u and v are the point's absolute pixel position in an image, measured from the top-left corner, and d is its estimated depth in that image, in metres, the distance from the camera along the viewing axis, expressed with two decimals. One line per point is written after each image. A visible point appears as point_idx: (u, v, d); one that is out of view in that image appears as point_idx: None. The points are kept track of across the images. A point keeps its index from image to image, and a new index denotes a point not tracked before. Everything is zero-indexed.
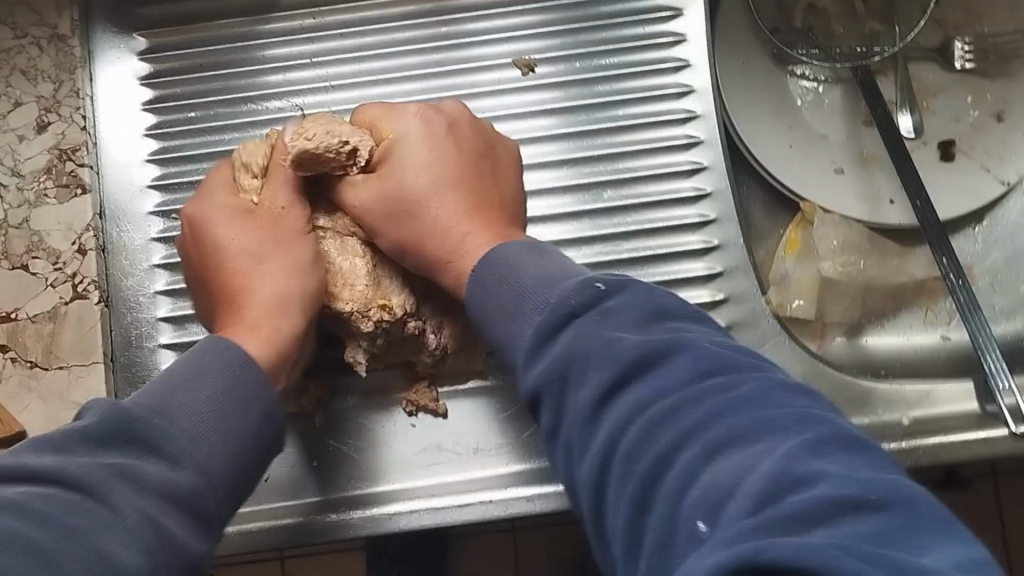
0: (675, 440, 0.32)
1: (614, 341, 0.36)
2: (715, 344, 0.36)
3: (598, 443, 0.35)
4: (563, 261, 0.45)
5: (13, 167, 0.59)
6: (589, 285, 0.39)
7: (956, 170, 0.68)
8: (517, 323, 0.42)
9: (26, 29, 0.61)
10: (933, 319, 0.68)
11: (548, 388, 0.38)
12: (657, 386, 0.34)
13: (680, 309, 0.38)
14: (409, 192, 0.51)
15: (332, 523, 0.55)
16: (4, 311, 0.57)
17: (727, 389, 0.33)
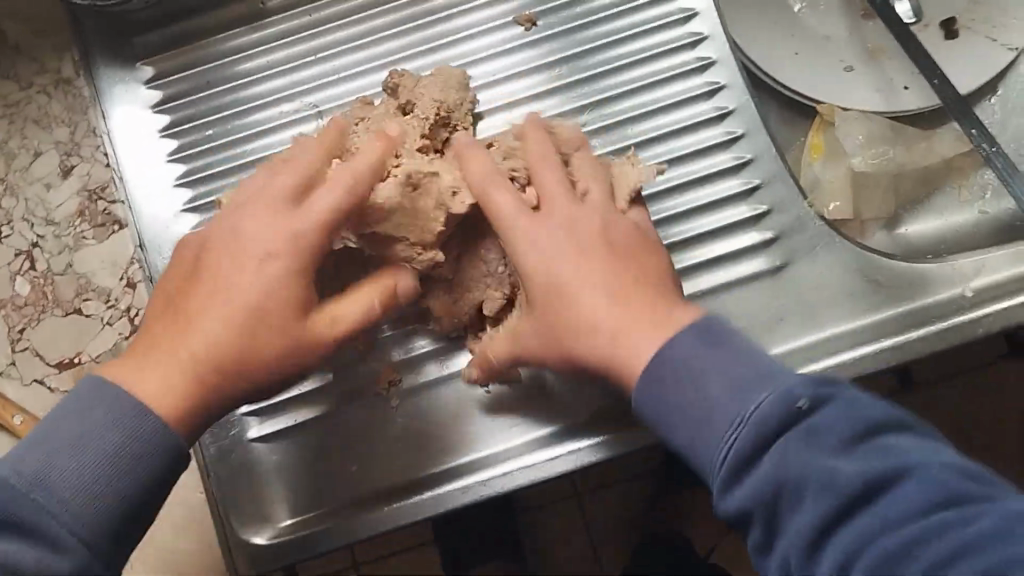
0: (934, 566, 0.34)
1: (831, 468, 0.37)
2: (917, 448, 0.38)
3: (825, 565, 0.36)
4: (743, 358, 0.42)
5: (46, 217, 0.60)
6: (792, 405, 0.38)
7: (963, 44, 0.68)
8: (710, 436, 0.40)
9: (30, 79, 0.62)
10: (968, 196, 0.67)
11: (758, 510, 0.38)
12: (886, 514, 0.36)
13: (881, 414, 0.39)
14: (553, 278, 0.47)
15: (427, 499, 0.56)
16: (67, 357, 0.58)
17: (957, 522, 0.35)
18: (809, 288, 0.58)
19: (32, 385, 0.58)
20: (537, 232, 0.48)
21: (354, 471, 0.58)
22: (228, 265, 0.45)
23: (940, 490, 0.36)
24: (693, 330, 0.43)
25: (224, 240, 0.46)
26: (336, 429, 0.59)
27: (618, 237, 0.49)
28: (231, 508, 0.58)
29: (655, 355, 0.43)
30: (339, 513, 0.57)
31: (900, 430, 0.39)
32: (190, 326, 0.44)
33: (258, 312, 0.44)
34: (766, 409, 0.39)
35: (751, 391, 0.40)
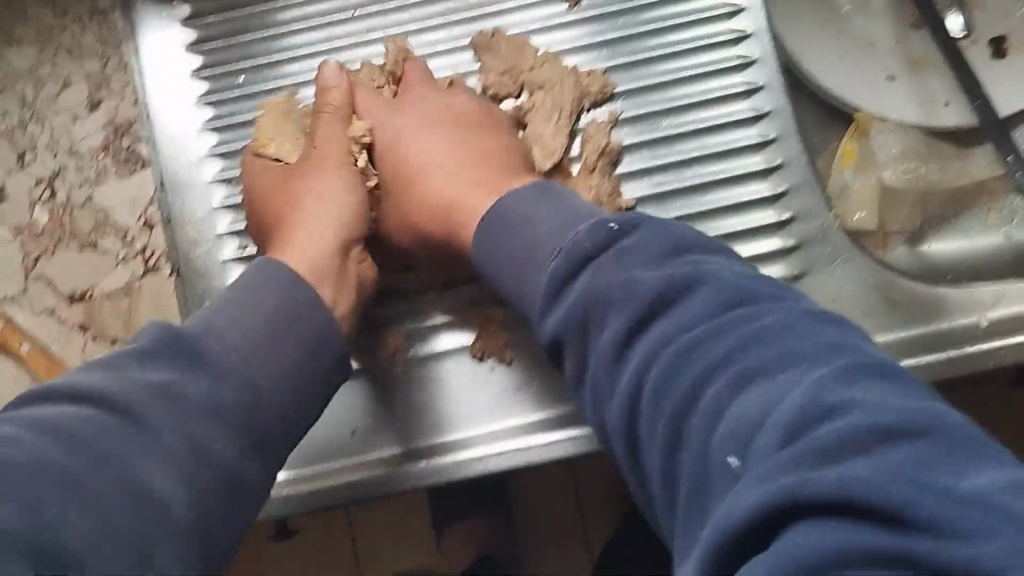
0: (699, 375, 0.34)
1: (635, 279, 0.39)
2: (742, 278, 0.38)
3: (629, 374, 0.37)
4: (571, 204, 0.47)
5: (70, 148, 0.60)
6: (603, 226, 0.42)
7: (1012, 64, 0.67)
8: (532, 271, 0.44)
9: (66, 7, 0.61)
10: (996, 220, 0.65)
11: (569, 335, 0.41)
12: (683, 321, 0.36)
13: (697, 243, 0.41)
14: (422, 165, 0.56)
15: (421, 472, 0.56)
16: (80, 290, 0.58)
17: (754, 320, 0.35)
18: (825, 301, 0.58)
19: (43, 314, 0.58)
20: (405, 117, 0.58)
21: (351, 435, 0.58)
22: (267, 183, 0.56)
23: (783, 318, 0.34)
24: (535, 188, 0.49)
25: (255, 181, 0.57)
26: (335, 390, 0.59)
27: (464, 113, 0.57)
28: None
29: (491, 211, 0.49)
30: (332, 471, 0.57)
31: (728, 259, 0.40)
32: (269, 224, 0.55)
33: (356, 225, 0.55)
34: (579, 234, 0.42)
35: (568, 229, 0.44)
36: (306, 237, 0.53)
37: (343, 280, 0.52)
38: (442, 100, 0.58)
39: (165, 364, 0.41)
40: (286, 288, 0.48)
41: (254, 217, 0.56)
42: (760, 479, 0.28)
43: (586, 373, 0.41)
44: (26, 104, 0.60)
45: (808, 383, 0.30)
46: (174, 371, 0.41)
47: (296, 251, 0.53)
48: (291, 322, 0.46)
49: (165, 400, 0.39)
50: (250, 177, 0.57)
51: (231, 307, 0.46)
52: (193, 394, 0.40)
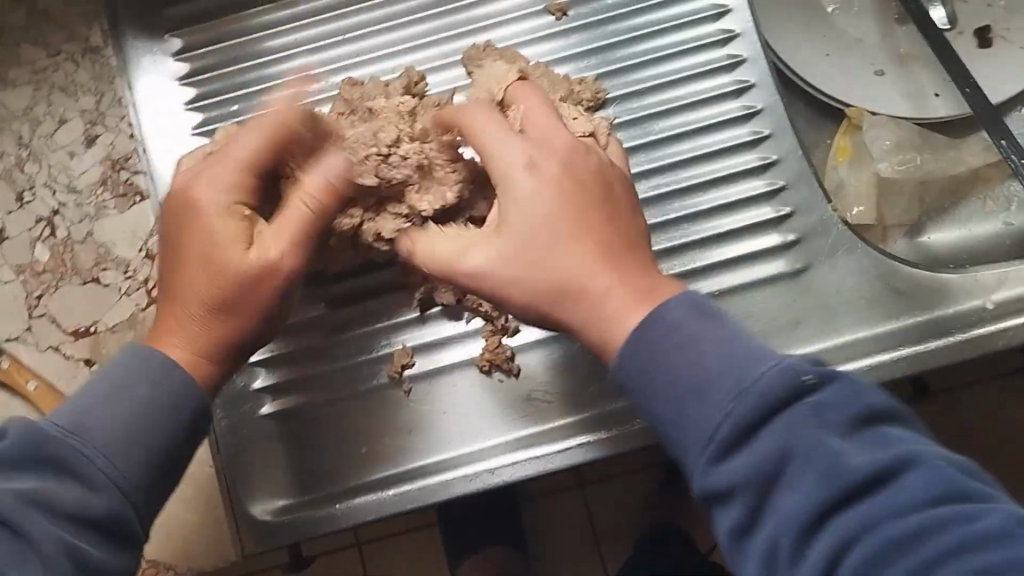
0: (922, 569, 0.32)
1: (841, 453, 0.36)
2: (941, 457, 0.36)
3: (819, 552, 0.34)
4: (738, 333, 0.41)
5: (69, 184, 0.60)
6: (797, 376, 0.37)
7: (997, 54, 0.67)
8: (700, 406, 0.38)
9: (58, 46, 0.62)
10: (993, 207, 0.66)
11: (744, 488, 0.37)
12: (887, 507, 0.34)
13: (888, 410, 0.38)
14: (531, 221, 0.44)
15: (436, 485, 0.56)
16: (83, 326, 0.58)
17: (975, 518, 0.33)
18: (828, 292, 0.58)
19: (46, 351, 0.58)
20: (519, 183, 0.44)
21: (365, 453, 0.58)
22: (203, 245, 0.45)
23: (1006, 520, 0.33)
24: (688, 302, 0.41)
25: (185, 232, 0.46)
26: (345, 409, 0.59)
27: (596, 176, 0.45)
28: (242, 483, 0.58)
29: (648, 320, 0.41)
30: (348, 492, 0.57)
31: (918, 434, 0.38)
32: (186, 274, 0.45)
33: (209, 288, 0.45)
34: (768, 378, 0.37)
35: (752, 368, 0.38)
36: (198, 297, 0.45)
37: (225, 344, 0.46)
38: (577, 159, 0.45)
39: (40, 475, 0.40)
40: (161, 372, 0.44)
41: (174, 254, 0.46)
42: None
43: (751, 531, 0.37)
44: (23, 144, 0.60)
45: None
46: (42, 481, 0.39)
47: (194, 309, 0.45)
48: (172, 418, 0.44)
49: (34, 504, 0.38)
50: (195, 233, 0.45)
51: (104, 402, 0.42)
52: (65, 499, 0.39)
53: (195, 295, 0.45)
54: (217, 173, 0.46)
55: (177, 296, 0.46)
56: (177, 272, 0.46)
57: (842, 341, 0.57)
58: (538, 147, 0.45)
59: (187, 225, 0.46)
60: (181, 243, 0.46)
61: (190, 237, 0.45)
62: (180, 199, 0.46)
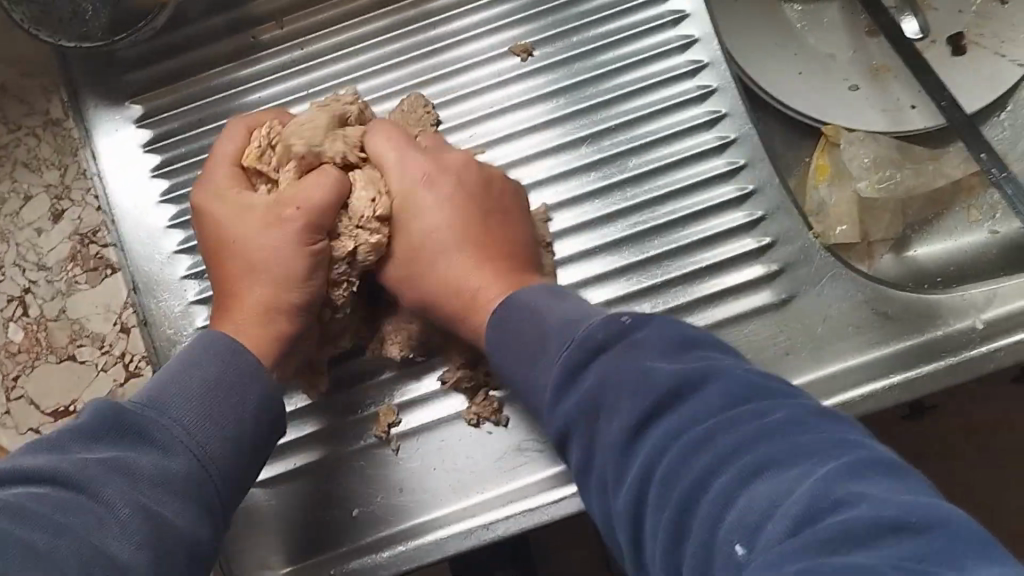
0: (708, 467, 0.32)
1: (650, 369, 0.37)
2: (746, 370, 0.37)
3: (633, 472, 0.35)
4: (580, 304, 0.47)
5: (38, 261, 0.59)
6: (615, 319, 0.40)
7: (969, 61, 0.66)
8: (540, 365, 0.44)
9: (19, 120, 0.61)
10: (977, 217, 0.65)
11: (580, 424, 0.39)
12: (692, 415, 0.35)
13: (706, 340, 0.40)
14: (423, 238, 0.54)
15: (429, 545, 0.55)
16: (62, 405, 0.57)
17: (763, 416, 0.33)
18: (815, 320, 0.57)
19: (27, 433, 0.56)
20: (424, 200, 0.54)
21: (357, 516, 0.57)
22: (237, 230, 0.53)
23: (792, 416, 0.33)
24: (545, 290, 0.48)
25: (225, 221, 0.53)
26: (333, 471, 0.58)
27: (479, 187, 0.55)
28: (231, 555, 0.56)
29: (501, 306, 0.48)
30: (341, 557, 0.56)
31: (734, 357, 0.39)
32: (228, 261, 0.53)
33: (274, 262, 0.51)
34: (589, 327, 0.41)
35: (579, 321, 0.43)
36: (257, 278, 0.52)
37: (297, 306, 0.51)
38: (463, 177, 0.55)
39: (122, 444, 0.42)
40: (229, 356, 0.48)
41: (215, 244, 0.53)
42: (768, 566, 0.27)
43: (591, 461, 0.39)
44: None
45: (814, 477, 0.29)
46: (124, 450, 0.41)
47: (253, 308, 0.51)
48: (246, 389, 0.47)
49: (116, 471, 0.40)
50: (229, 219, 0.53)
51: (181, 377, 0.46)
52: (145, 467, 0.41)
53: (257, 288, 0.52)
54: (218, 176, 0.54)
55: (241, 287, 0.52)
56: (242, 253, 0.52)
57: (835, 371, 0.55)
58: (429, 166, 0.55)
59: (217, 223, 0.53)
60: (220, 240, 0.53)
61: (224, 235, 0.53)
62: (206, 198, 0.54)
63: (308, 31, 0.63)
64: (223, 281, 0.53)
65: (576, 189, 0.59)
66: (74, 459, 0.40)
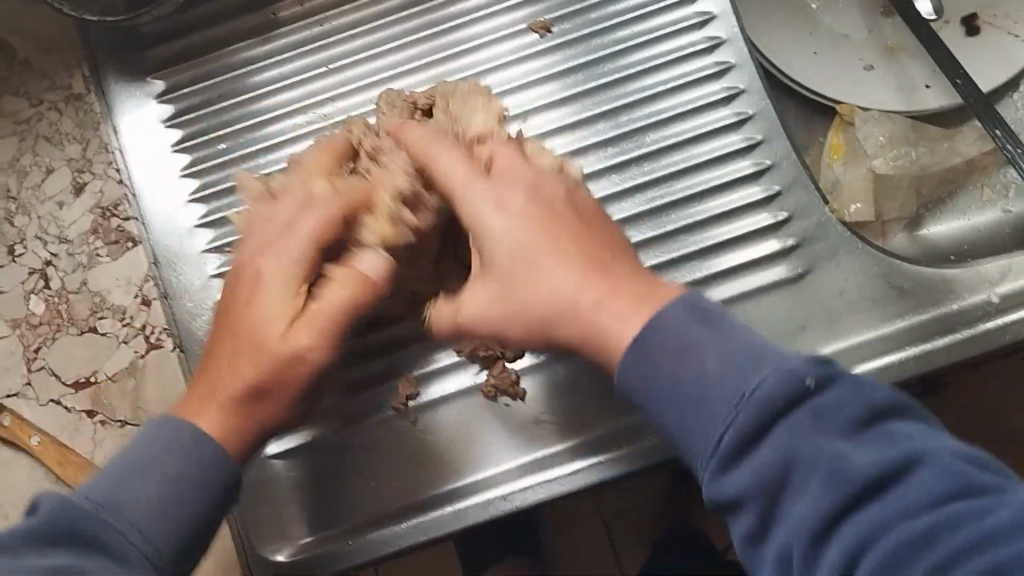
0: (937, 567, 0.32)
1: (842, 453, 0.35)
2: (947, 451, 0.35)
3: (832, 564, 0.33)
4: (737, 331, 0.39)
5: (60, 234, 0.59)
6: (796, 379, 0.36)
7: (983, 42, 0.67)
8: (705, 423, 0.37)
9: (40, 95, 0.61)
10: (991, 195, 0.65)
11: (751, 499, 0.36)
12: (903, 507, 0.33)
13: (889, 404, 0.36)
14: (519, 256, 0.41)
15: (449, 516, 0.55)
16: (83, 376, 0.57)
17: (984, 516, 0.33)
18: (831, 295, 0.57)
19: (48, 404, 0.57)
20: (486, 211, 0.42)
21: (374, 486, 0.57)
22: (269, 336, 0.42)
23: (1016, 516, 0.32)
24: (689, 307, 0.39)
25: (252, 306, 0.43)
26: (349, 444, 0.58)
27: (570, 202, 0.44)
28: (252, 526, 0.57)
29: (647, 330, 0.38)
30: (359, 529, 0.56)
31: (926, 429, 0.36)
32: (223, 367, 0.43)
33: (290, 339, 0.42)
34: (765, 381, 0.36)
35: (747, 378, 0.36)
36: (247, 363, 0.43)
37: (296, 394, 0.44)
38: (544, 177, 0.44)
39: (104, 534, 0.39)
40: (169, 438, 0.42)
41: (229, 320, 0.44)
42: None
43: (764, 536, 0.36)
44: (11, 196, 0.60)
45: None
46: (79, 555, 0.38)
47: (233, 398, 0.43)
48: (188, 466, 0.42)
49: (81, 572, 0.37)
50: (256, 294, 0.43)
51: (138, 474, 0.41)
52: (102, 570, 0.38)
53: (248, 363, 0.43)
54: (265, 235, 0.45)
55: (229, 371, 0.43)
56: (232, 341, 0.43)
57: (850, 345, 0.56)
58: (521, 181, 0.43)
59: (237, 300, 0.44)
60: (232, 312, 0.44)
61: (240, 311, 0.44)
62: (249, 264, 0.44)
63: (328, 7, 0.64)
64: (214, 361, 0.44)
65: (593, 164, 0.59)
66: (32, 565, 0.37)
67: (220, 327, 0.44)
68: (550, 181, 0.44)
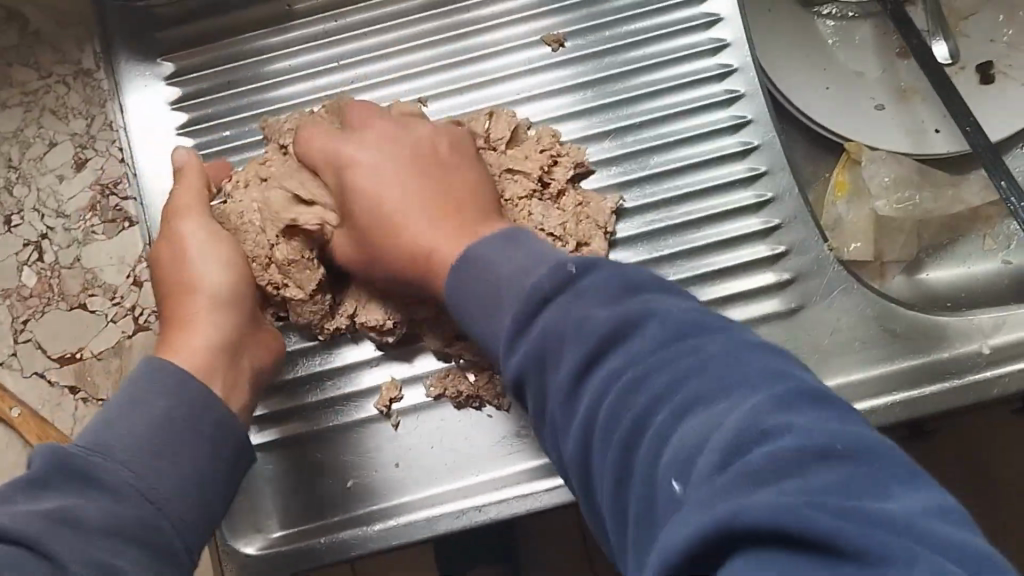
0: (631, 428, 0.32)
1: (583, 315, 0.35)
2: (683, 309, 0.35)
3: (579, 414, 0.34)
4: (535, 248, 0.42)
5: (57, 209, 0.59)
6: (561, 269, 0.37)
7: (998, 90, 0.66)
8: (495, 315, 0.40)
9: (49, 68, 0.61)
10: (991, 245, 0.65)
11: (529, 373, 0.37)
12: (630, 356, 0.33)
13: (649, 281, 0.37)
14: (381, 202, 0.50)
15: (423, 521, 0.55)
16: (69, 352, 0.57)
17: (694, 352, 0.32)
18: (822, 331, 0.57)
19: (32, 376, 0.57)
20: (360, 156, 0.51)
21: (350, 487, 0.57)
22: (218, 261, 0.52)
23: (729, 349, 0.32)
24: (500, 237, 0.43)
25: (197, 257, 0.52)
26: (327, 439, 0.58)
27: (450, 150, 0.53)
28: (228, 518, 0.56)
29: (466, 250, 0.43)
30: (333, 526, 0.56)
31: (682, 296, 0.36)
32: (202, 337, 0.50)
33: (228, 268, 0.52)
34: (536, 277, 0.38)
35: (528, 272, 0.39)
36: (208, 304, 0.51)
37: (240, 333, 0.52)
38: (418, 141, 0.52)
39: (56, 493, 0.38)
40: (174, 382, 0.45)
41: (176, 249, 0.52)
42: (700, 503, 0.26)
43: (546, 409, 0.37)
44: (12, 166, 0.60)
45: (743, 409, 0.28)
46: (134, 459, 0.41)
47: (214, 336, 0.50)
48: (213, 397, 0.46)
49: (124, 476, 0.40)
50: (199, 233, 0.52)
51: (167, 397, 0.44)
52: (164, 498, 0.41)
53: (222, 318, 0.51)
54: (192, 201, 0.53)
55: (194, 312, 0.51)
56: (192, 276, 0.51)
57: (839, 384, 0.56)
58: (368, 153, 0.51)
59: (184, 246, 0.52)
60: (181, 248, 0.52)
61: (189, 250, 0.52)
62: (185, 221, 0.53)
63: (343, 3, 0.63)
64: (171, 291, 0.52)
65: (597, 184, 0.60)
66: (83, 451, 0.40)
67: (175, 271, 0.52)
68: (425, 125, 0.53)
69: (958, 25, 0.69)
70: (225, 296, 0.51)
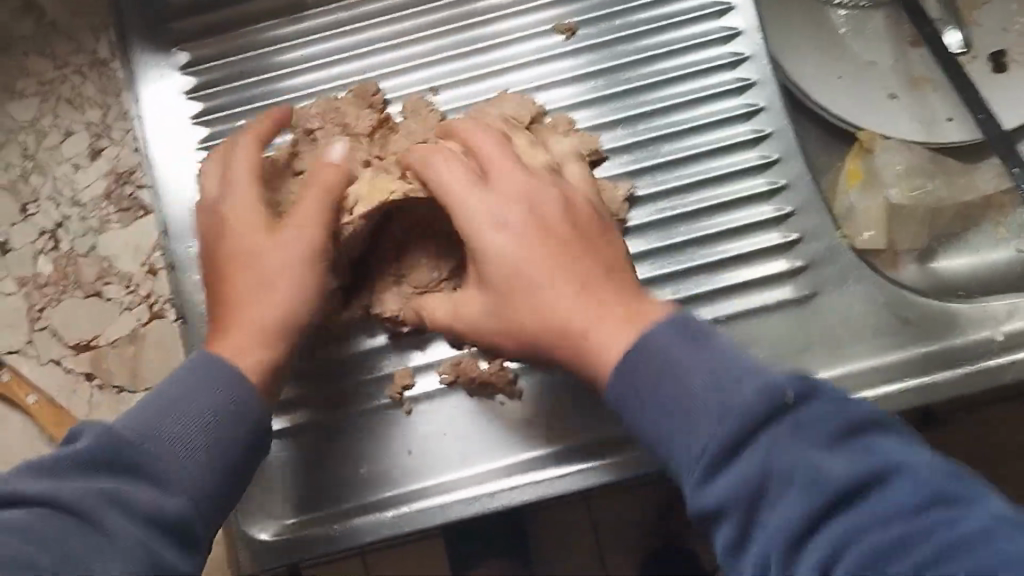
0: (865, 560, 0.32)
1: (818, 464, 0.35)
2: (906, 451, 0.35)
3: (780, 530, 0.34)
4: (724, 352, 0.40)
5: (73, 197, 0.60)
6: (780, 391, 0.36)
7: (1012, 78, 0.66)
8: (701, 432, 0.37)
9: (66, 58, 0.62)
10: (1005, 234, 0.65)
11: (733, 506, 0.36)
12: (877, 507, 0.33)
13: (866, 420, 0.37)
14: (516, 265, 0.45)
15: (436, 508, 0.55)
16: (85, 339, 0.58)
17: (917, 509, 0.33)
18: (836, 318, 0.57)
19: (48, 364, 0.57)
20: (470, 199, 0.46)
21: (364, 475, 0.57)
22: (262, 240, 0.49)
23: (935, 475, 0.34)
24: (674, 328, 0.41)
25: (244, 234, 0.50)
26: (343, 429, 0.58)
27: (588, 219, 0.48)
28: (241, 505, 0.57)
29: (631, 349, 0.41)
30: (346, 514, 0.56)
31: (892, 436, 0.36)
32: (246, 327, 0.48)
33: (282, 247, 0.49)
34: (744, 397, 0.36)
35: (733, 408, 0.36)
36: (252, 287, 0.49)
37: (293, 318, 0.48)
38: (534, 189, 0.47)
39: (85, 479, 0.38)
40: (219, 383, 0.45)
41: (223, 227, 0.50)
42: None
43: (740, 551, 0.36)
44: (28, 155, 0.60)
45: (952, 532, 0.31)
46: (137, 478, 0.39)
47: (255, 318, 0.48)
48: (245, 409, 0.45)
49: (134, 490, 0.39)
50: (239, 207, 0.50)
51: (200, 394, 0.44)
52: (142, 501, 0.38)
53: (274, 297, 0.48)
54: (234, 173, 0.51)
55: (242, 292, 0.49)
56: (240, 252, 0.49)
57: (852, 370, 0.56)
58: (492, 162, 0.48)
59: (228, 227, 0.50)
60: (227, 225, 0.50)
61: (235, 228, 0.50)
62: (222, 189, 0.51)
63: None
64: (224, 267, 0.50)
65: (608, 171, 0.60)
66: (71, 489, 0.37)
67: (224, 249, 0.50)
68: (546, 185, 0.48)
69: (971, 14, 0.68)
70: (276, 273, 0.48)
